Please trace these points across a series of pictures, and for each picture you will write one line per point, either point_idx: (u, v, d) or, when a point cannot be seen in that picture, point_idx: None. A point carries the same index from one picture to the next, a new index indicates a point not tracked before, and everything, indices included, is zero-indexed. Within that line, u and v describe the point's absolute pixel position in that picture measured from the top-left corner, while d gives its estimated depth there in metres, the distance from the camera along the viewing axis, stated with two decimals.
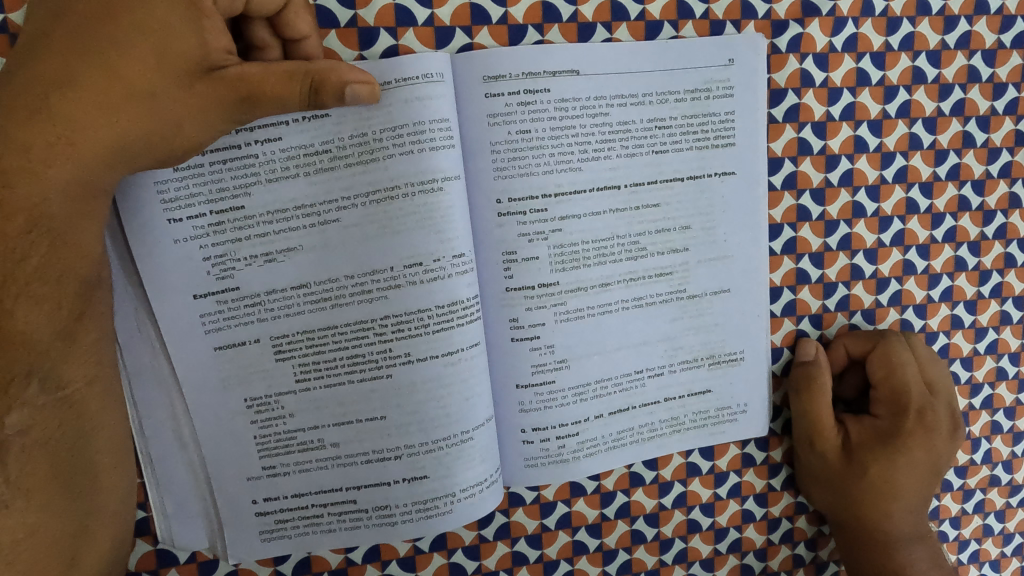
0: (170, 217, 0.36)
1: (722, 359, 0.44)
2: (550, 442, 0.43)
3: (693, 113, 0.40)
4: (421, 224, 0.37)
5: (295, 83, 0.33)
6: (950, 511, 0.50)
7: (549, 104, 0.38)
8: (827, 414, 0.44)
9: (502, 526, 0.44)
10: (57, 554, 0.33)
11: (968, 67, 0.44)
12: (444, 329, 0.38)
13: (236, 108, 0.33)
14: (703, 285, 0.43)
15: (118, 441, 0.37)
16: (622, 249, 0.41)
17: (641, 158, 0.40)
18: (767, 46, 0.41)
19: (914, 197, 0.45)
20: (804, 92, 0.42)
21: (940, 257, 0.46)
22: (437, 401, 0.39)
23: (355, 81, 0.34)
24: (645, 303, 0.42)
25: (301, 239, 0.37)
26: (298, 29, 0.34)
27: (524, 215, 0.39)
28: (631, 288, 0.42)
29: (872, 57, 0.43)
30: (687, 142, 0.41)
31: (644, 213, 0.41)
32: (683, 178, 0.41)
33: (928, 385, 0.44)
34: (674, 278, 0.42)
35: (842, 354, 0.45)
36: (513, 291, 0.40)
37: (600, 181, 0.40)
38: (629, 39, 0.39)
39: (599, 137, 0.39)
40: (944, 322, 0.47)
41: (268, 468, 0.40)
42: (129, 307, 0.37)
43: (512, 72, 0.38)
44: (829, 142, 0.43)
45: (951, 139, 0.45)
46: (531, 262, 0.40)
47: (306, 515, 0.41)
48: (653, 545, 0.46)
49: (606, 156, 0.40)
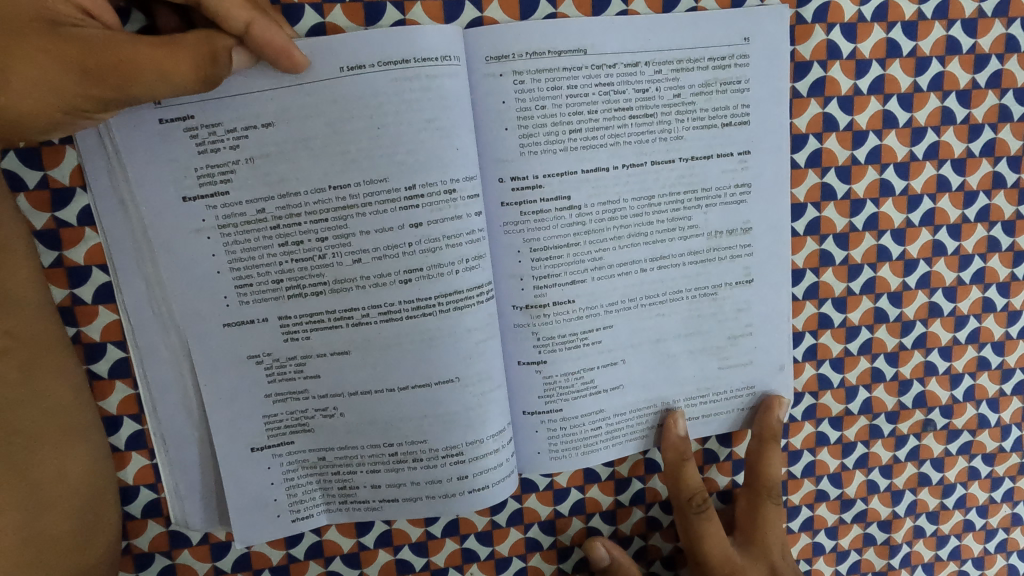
0: (184, 196, 0.35)
1: (602, 365, 0.41)
2: (563, 429, 0.42)
3: (712, 82, 0.39)
4: (438, 207, 0.35)
5: (181, 60, 0.31)
6: (977, 499, 0.49)
7: (562, 85, 0.37)
8: (674, 481, 0.43)
9: (515, 511, 0.44)
10: (25, 544, 0.33)
11: (1006, 35, 0.42)
12: (424, 316, 0.37)
13: (125, 82, 0.30)
14: (561, 293, 0.39)
15: (59, 412, 0.35)
16: (644, 235, 0.40)
17: (662, 139, 0.38)
18: (792, 16, 0.39)
19: (946, 173, 0.43)
20: (831, 65, 0.40)
21: (973, 237, 0.44)
22: (454, 391, 0.38)
23: (238, 46, 0.32)
24: (666, 291, 0.41)
25: (313, 228, 0.35)
26: (273, 45, 0.32)
27: (214, 195, 0.35)
28: (647, 275, 0.40)
29: (904, 26, 0.40)
30: (702, 118, 0.39)
31: (668, 196, 0.39)
32: (710, 154, 0.39)
33: (678, 465, 0.43)
34: (695, 269, 0.41)
35: (601, 553, 0.44)
36: (523, 252, 0.39)
37: (618, 162, 0.38)
38: (647, 11, 0.37)
39: (614, 118, 0.38)
40: (975, 305, 0.45)
41: (257, 450, 0.39)
42: (138, 285, 0.36)
43: (517, 52, 0.36)
44: (857, 118, 0.41)
45: (987, 112, 0.43)
46: (548, 225, 0.38)
47: (291, 499, 0.40)
48: (670, 531, 0.46)
49: (625, 137, 0.38)
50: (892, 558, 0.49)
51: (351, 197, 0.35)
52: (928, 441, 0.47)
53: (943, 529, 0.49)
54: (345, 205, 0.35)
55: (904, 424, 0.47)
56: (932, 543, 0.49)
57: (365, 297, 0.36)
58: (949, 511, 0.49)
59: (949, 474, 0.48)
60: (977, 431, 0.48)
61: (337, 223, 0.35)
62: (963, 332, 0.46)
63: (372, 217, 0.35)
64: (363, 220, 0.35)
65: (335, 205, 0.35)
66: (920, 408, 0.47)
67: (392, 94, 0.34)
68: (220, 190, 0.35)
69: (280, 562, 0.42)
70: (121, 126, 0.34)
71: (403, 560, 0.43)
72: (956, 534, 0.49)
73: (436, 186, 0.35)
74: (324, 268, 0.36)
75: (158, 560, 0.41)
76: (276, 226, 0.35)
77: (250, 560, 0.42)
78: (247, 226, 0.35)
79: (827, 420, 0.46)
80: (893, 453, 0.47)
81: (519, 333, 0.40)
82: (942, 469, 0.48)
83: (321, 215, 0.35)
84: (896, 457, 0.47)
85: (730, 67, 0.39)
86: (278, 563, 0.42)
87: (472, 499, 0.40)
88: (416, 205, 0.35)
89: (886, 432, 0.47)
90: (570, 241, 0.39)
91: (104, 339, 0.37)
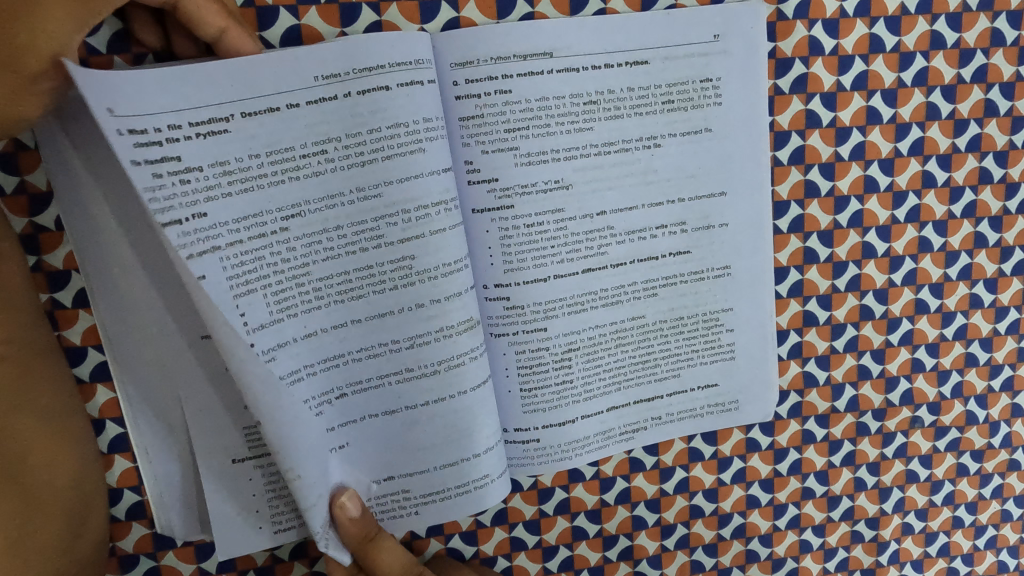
0: (154, 214, 0.34)
1: (583, 370, 0.41)
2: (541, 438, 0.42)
3: (676, 79, 0.38)
4: (409, 218, 0.35)
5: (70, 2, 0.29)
6: (966, 495, 0.49)
7: (530, 89, 0.36)
8: None
9: (499, 512, 0.44)
10: (15, 549, 0.32)
11: (991, 29, 0.41)
12: (398, 322, 0.36)
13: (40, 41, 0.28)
14: (535, 297, 0.39)
15: (50, 421, 0.35)
16: (284, 308, 0.35)
17: (203, 182, 0.32)
18: (773, 12, 0.39)
19: (931, 170, 0.43)
20: (813, 61, 0.40)
21: (959, 233, 0.44)
22: (435, 395, 0.38)
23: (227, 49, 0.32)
24: (343, 381, 0.37)
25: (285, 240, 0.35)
26: (230, 34, 0.32)
27: None
28: (281, 361, 0.35)
29: (887, 21, 0.40)
30: (661, 108, 0.38)
31: (651, 206, 0.40)
32: (675, 134, 0.39)
33: None
34: (431, 345, 0.37)
35: None
36: (500, 259, 0.38)
37: (191, 210, 0.32)
38: (626, 10, 0.37)
39: (253, 156, 0.33)
40: (962, 302, 0.45)
41: (240, 461, 0.39)
42: (114, 296, 0.36)
43: (483, 57, 0.36)
44: (840, 114, 0.41)
45: (973, 107, 0.42)
46: (524, 231, 0.38)
47: (274, 507, 0.40)
48: (655, 530, 0.46)
49: (259, 180, 0.33)
50: (881, 554, 0.49)
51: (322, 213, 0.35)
52: (916, 438, 0.47)
53: (932, 526, 0.49)
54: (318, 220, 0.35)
55: (891, 421, 0.46)
56: (921, 540, 0.49)
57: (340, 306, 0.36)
58: (938, 508, 0.49)
59: (937, 470, 0.48)
60: (965, 428, 0.47)
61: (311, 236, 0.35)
62: (950, 329, 0.45)
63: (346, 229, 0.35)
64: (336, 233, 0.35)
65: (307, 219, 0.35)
66: (907, 405, 0.46)
67: (362, 99, 0.34)
68: None
69: (265, 563, 0.42)
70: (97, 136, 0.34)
71: None
72: (945, 530, 0.49)
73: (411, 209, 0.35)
74: None
75: (144, 561, 0.41)
76: None
77: (234, 561, 0.42)
78: None
79: (813, 417, 0.46)
80: (880, 451, 0.47)
81: (500, 339, 0.40)
82: (931, 467, 0.48)
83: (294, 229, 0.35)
84: (883, 454, 0.47)
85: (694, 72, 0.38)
86: (263, 564, 0.42)
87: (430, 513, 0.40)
88: (388, 216, 0.35)
89: (873, 429, 0.46)
90: (546, 249, 0.39)
91: (85, 343, 0.37)
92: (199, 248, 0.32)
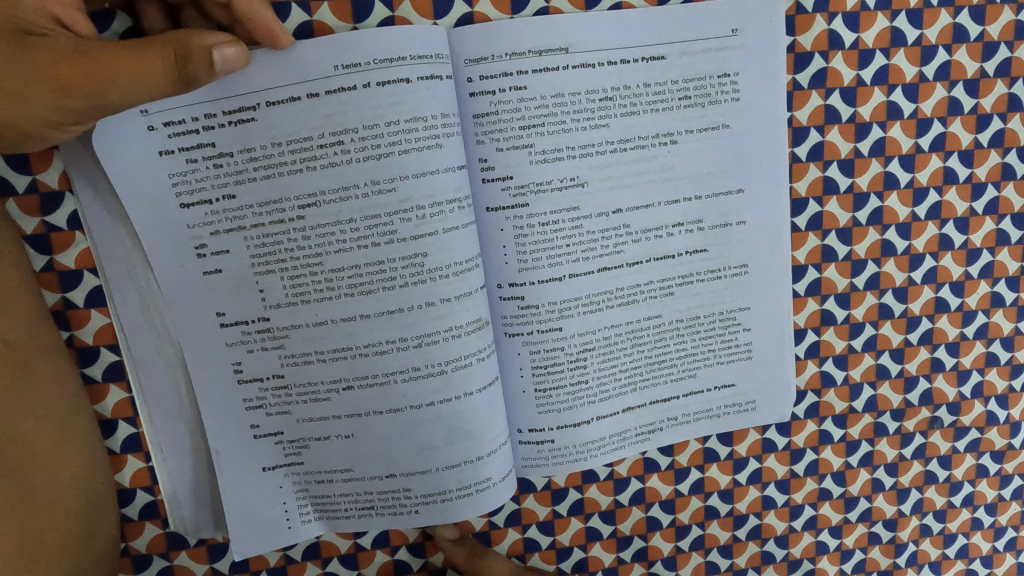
0: (182, 201, 0.34)
1: (597, 369, 0.41)
2: (554, 441, 0.42)
3: (692, 75, 0.38)
4: (420, 216, 0.34)
5: (154, 54, 0.30)
6: (985, 497, 0.48)
7: (544, 84, 0.36)
8: None
9: (513, 513, 0.43)
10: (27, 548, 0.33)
11: (1016, 22, 0.40)
12: (409, 321, 0.36)
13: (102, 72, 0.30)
14: (549, 296, 0.39)
15: (59, 418, 0.35)
16: (300, 294, 0.36)
17: (234, 168, 0.34)
18: (792, 5, 0.38)
19: (952, 165, 0.42)
20: (832, 55, 0.39)
21: (980, 231, 0.43)
22: (445, 398, 0.37)
23: (220, 42, 0.31)
24: (350, 374, 0.37)
25: (296, 235, 0.35)
26: (253, 19, 0.32)
27: (205, 202, 0.34)
28: (294, 342, 0.37)
29: (909, 14, 0.39)
30: (678, 102, 0.38)
31: (667, 204, 0.39)
32: (691, 131, 0.38)
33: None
34: (438, 345, 0.36)
35: None
36: (514, 259, 0.38)
37: (221, 191, 0.34)
38: (642, 4, 0.37)
39: (276, 144, 0.34)
40: (983, 300, 0.44)
41: (269, 468, 0.39)
42: (132, 296, 0.36)
43: (497, 53, 0.35)
44: (860, 109, 0.40)
45: (996, 102, 0.41)
46: (537, 229, 0.38)
47: (303, 504, 0.40)
48: (670, 532, 0.45)
49: (280, 168, 0.34)
50: (898, 556, 0.48)
51: (336, 208, 0.34)
52: (935, 439, 0.46)
53: (950, 528, 0.48)
54: (331, 216, 0.34)
55: (910, 421, 0.46)
56: (939, 542, 0.48)
57: (350, 305, 0.36)
58: (956, 509, 0.48)
59: (956, 471, 0.47)
60: (985, 429, 0.47)
61: (322, 231, 0.35)
62: (971, 328, 0.45)
63: (360, 225, 0.34)
64: (349, 232, 0.35)
65: (320, 217, 0.34)
66: (927, 405, 0.46)
67: (373, 96, 0.33)
68: (207, 199, 0.34)
69: (278, 563, 0.42)
70: (110, 136, 0.33)
71: (400, 561, 0.43)
72: (963, 532, 0.48)
73: (424, 208, 0.34)
74: (312, 273, 0.35)
75: (156, 562, 0.41)
76: (264, 234, 0.35)
77: (247, 562, 0.42)
78: (234, 229, 0.35)
79: (830, 418, 0.45)
80: (898, 452, 0.46)
81: (511, 340, 0.39)
82: (949, 468, 0.47)
83: (306, 225, 0.35)
84: (902, 455, 0.46)
85: (711, 67, 0.38)
86: (276, 565, 0.42)
87: (437, 512, 0.39)
88: (400, 217, 0.34)
89: (891, 430, 0.46)
90: (559, 245, 0.38)
91: (98, 343, 0.37)
92: (228, 225, 0.35)
